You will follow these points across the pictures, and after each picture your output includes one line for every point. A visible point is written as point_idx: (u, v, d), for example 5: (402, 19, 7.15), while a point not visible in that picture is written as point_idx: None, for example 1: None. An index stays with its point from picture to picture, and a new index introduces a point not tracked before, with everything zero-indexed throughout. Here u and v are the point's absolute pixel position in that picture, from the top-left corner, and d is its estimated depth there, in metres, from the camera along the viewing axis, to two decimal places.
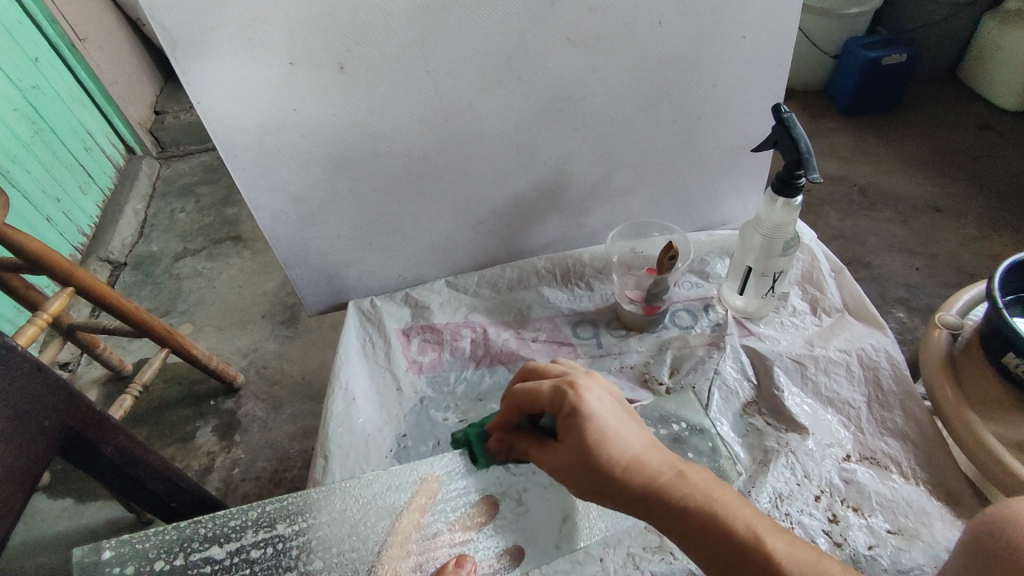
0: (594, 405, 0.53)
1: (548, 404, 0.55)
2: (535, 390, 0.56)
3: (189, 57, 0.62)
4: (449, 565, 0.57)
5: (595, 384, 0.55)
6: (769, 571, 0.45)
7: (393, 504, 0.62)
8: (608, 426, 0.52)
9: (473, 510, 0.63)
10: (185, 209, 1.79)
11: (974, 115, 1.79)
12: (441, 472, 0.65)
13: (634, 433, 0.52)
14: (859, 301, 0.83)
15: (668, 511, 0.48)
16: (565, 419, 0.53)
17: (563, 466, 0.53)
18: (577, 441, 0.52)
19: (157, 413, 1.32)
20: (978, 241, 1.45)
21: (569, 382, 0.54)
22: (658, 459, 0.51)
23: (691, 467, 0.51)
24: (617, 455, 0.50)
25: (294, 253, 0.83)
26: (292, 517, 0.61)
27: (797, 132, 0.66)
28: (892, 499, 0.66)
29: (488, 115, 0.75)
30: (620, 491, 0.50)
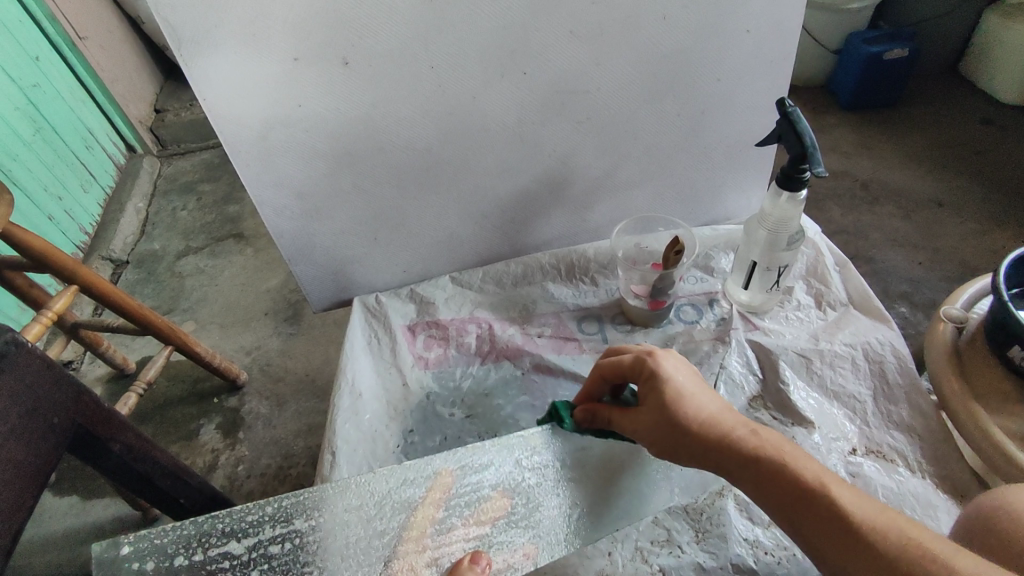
0: (672, 370, 0.58)
1: (629, 370, 0.60)
2: (618, 358, 0.61)
3: (194, 54, 0.62)
4: (464, 560, 0.56)
5: (672, 355, 0.60)
6: (831, 516, 0.46)
7: (408, 498, 0.62)
8: (689, 387, 0.57)
9: (488, 506, 0.63)
10: (186, 208, 1.79)
11: (976, 109, 1.79)
12: (455, 467, 0.65)
13: (711, 397, 0.57)
14: (864, 295, 0.83)
15: (740, 463, 0.51)
16: (645, 382, 0.59)
17: (645, 426, 0.57)
18: (658, 400, 0.57)
19: (161, 411, 1.32)
20: (980, 236, 1.45)
21: (648, 352, 0.60)
22: (731, 419, 0.54)
23: (766, 429, 0.53)
24: (696, 412, 0.55)
25: (299, 250, 0.83)
26: (309, 513, 0.60)
27: (802, 126, 0.66)
28: (899, 492, 0.66)
29: (492, 110, 0.75)
30: (698, 446, 0.54)
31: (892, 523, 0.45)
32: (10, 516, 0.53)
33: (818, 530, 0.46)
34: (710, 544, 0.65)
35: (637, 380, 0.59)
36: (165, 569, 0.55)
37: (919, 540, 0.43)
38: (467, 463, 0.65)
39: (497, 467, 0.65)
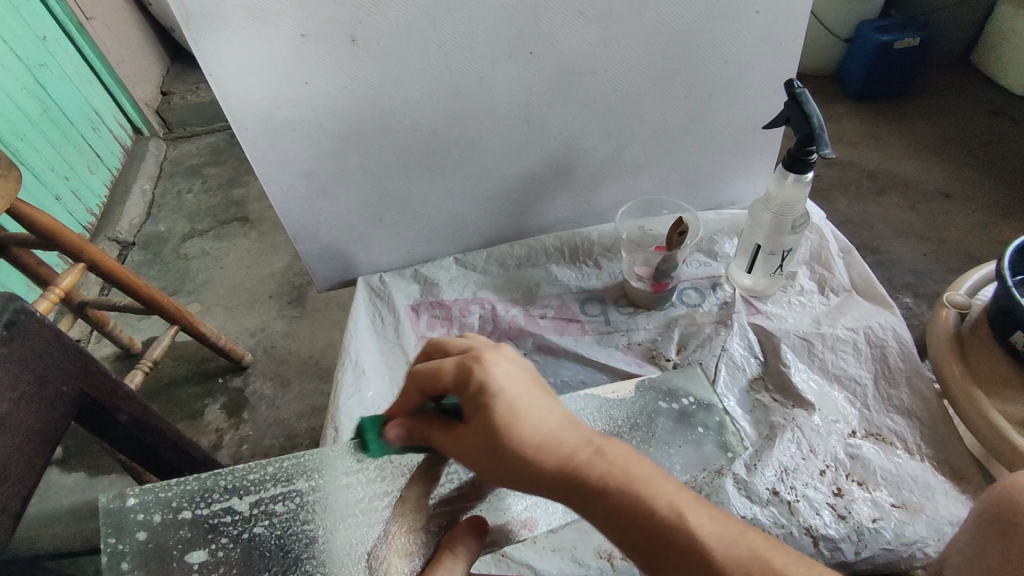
0: (499, 381, 0.47)
1: (450, 381, 0.48)
2: (426, 364, 0.50)
3: (201, 30, 0.62)
4: (465, 522, 0.55)
5: (501, 355, 0.49)
6: (686, 551, 0.41)
7: (408, 464, 0.63)
8: (512, 405, 0.46)
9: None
10: (192, 190, 1.80)
11: (986, 101, 1.77)
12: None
13: (556, 412, 0.47)
14: (868, 281, 0.83)
15: (586, 493, 0.44)
16: (460, 395, 0.48)
17: (468, 445, 0.48)
18: (484, 423, 0.46)
19: (166, 390, 1.34)
20: (986, 228, 1.45)
21: (473, 356, 0.48)
22: (580, 437, 0.46)
23: (617, 448, 0.46)
24: (523, 436, 0.45)
25: (304, 229, 0.84)
26: (311, 474, 0.62)
27: (809, 108, 0.66)
28: (897, 473, 0.67)
29: (497, 90, 0.75)
30: (540, 476, 0.45)
31: (751, 546, 0.42)
32: (22, 479, 0.54)
33: (674, 570, 0.41)
34: None
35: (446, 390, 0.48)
36: (171, 520, 0.57)
37: (783, 571, 0.41)
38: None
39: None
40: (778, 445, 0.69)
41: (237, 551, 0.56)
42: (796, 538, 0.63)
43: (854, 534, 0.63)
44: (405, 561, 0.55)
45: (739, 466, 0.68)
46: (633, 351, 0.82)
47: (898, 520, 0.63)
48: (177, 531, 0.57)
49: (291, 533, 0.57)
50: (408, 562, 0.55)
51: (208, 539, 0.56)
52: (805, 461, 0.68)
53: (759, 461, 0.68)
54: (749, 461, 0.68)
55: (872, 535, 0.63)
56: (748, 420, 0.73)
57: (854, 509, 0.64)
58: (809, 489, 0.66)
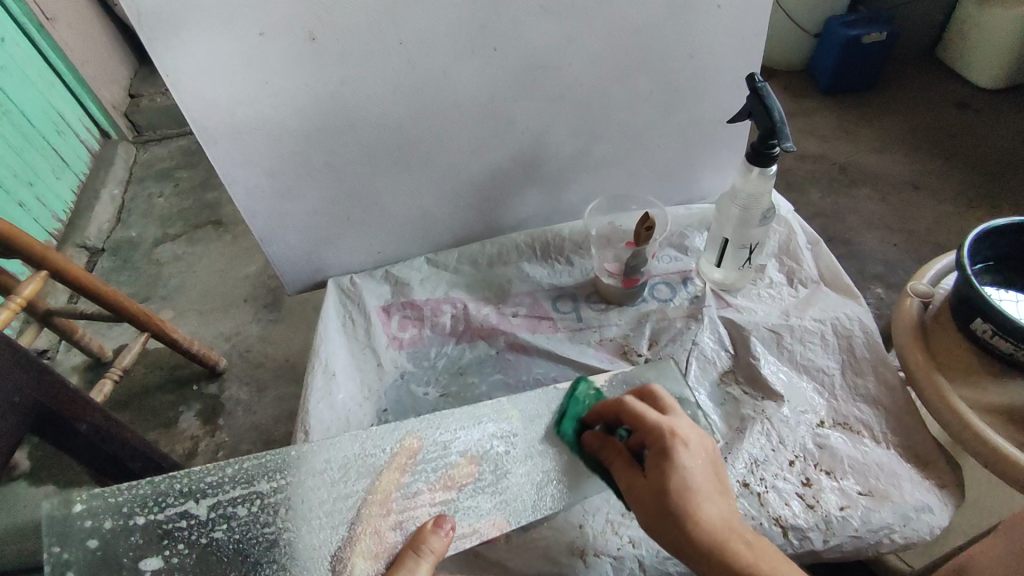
0: (689, 461, 0.53)
1: (651, 442, 0.55)
2: (644, 420, 0.56)
3: (156, 28, 0.60)
4: (428, 524, 0.58)
5: (690, 428, 0.55)
6: None
7: (375, 465, 0.64)
8: (704, 484, 0.51)
9: (452, 473, 0.64)
10: (163, 194, 1.76)
11: (952, 93, 1.81)
12: (423, 436, 0.66)
13: (721, 493, 0.52)
14: (835, 273, 0.84)
15: (727, 570, 0.48)
16: (654, 459, 0.54)
17: (642, 503, 0.53)
18: (660, 481, 0.52)
19: (139, 399, 1.31)
20: (954, 218, 1.47)
21: (671, 432, 0.54)
22: (730, 516, 0.51)
23: (757, 533, 0.51)
24: (703, 513, 0.50)
25: (271, 231, 0.82)
26: (274, 476, 0.62)
27: (770, 101, 0.67)
28: (864, 462, 0.68)
29: (462, 87, 0.74)
30: (689, 547, 0.50)
31: None
32: None
33: None
34: None
35: (653, 457, 0.54)
36: (123, 526, 0.58)
37: None
38: (435, 434, 0.66)
39: (464, 437, 0.67)
40: (745, 439, 0.70)
41: (193, 555, 0.57)
42: (765, 528, 0.63)
43: (823, 523, 0.63)
44: (370, 562, 0.58)
45: None
46: (605, 347, 0.82)
47: (864, 508, 0.64)
48: (130, 537, 0.57)
49: (250, 538, 0.58)
50: (373, 564, 0.57)
51: (162, 545, 0.57)
52: (774, 453, 0.69)
53: (728, 454, 0.69)
54: (719, 454, 0.69)
55: (840, 523, 0.63)
56: (718, 412, 0.73)
57: (822, 498, 0.65)
58: (778, 480, 0.67)
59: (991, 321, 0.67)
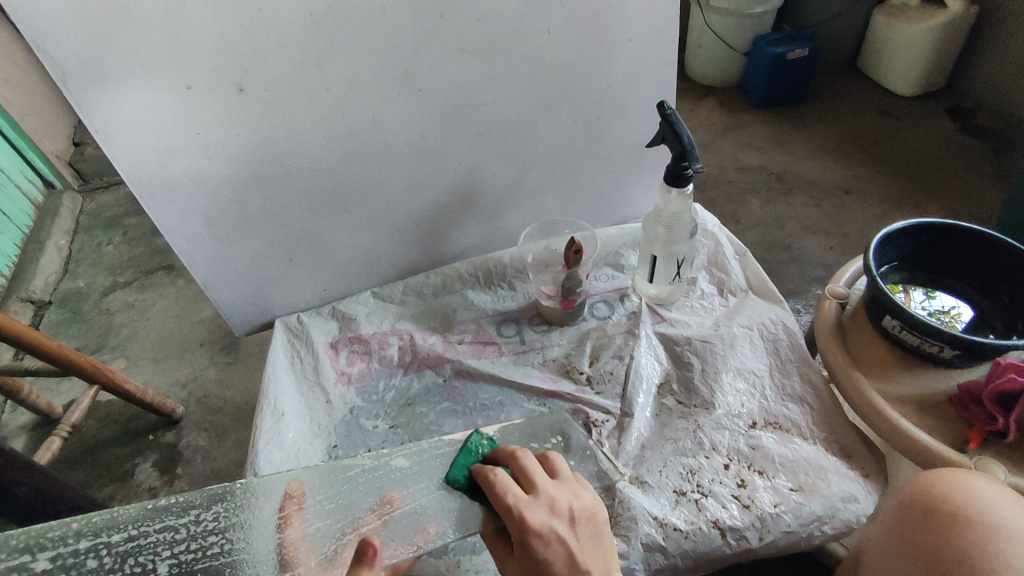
0: (542, 550, 0.52)
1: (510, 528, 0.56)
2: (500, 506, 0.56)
3: (81, 87, 0.62)
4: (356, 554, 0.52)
5: (543, 512, 0.55)
6: None
7: (268, 512, 0.65)
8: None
9: (314, 523, 0.64)
10: (112, 242, 1.73)
11: (874, 102, 1.92)
12: (285, 494, 0.66)
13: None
14: (761, 281, 0.89)
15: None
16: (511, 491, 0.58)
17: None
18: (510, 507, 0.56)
19: (92, 454, 1.28)
20: (882, 219, 1.56)
21: (521, 523, 0.54)
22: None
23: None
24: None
25: (213, 276, 0.83)
26: (180, 513, 0.64)
27: (679, 127, 0.72)
28: (794, 459, 0.71)
29: (391, 126, 0.77)
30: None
31: None
32: None
33: None
34: (623, 528, 0.66)
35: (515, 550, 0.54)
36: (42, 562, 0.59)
37: None
38: (305, 488, 0.67)
39: (333, 489, 0.67)
40: (679, 448, 0.73)
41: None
42: (704, 533, 0.66)
43: (758, 522, 0.66)
44: None
45: (647, 472, 0.71)
46: (548, 367, 0.84)
47: (796, 503, 0.67)
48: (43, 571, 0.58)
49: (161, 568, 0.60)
50: None
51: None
52: (709, 459, 0.72)
53: (665, 465, 0.72)
54: (657, 466, 0.72)
55: (774, 520, 0.66)
56: (654, 423, 0.77)
57: (756, 497, 0.68)
58: (714, 484, 0.70)
59: (898, 317, 0.72)
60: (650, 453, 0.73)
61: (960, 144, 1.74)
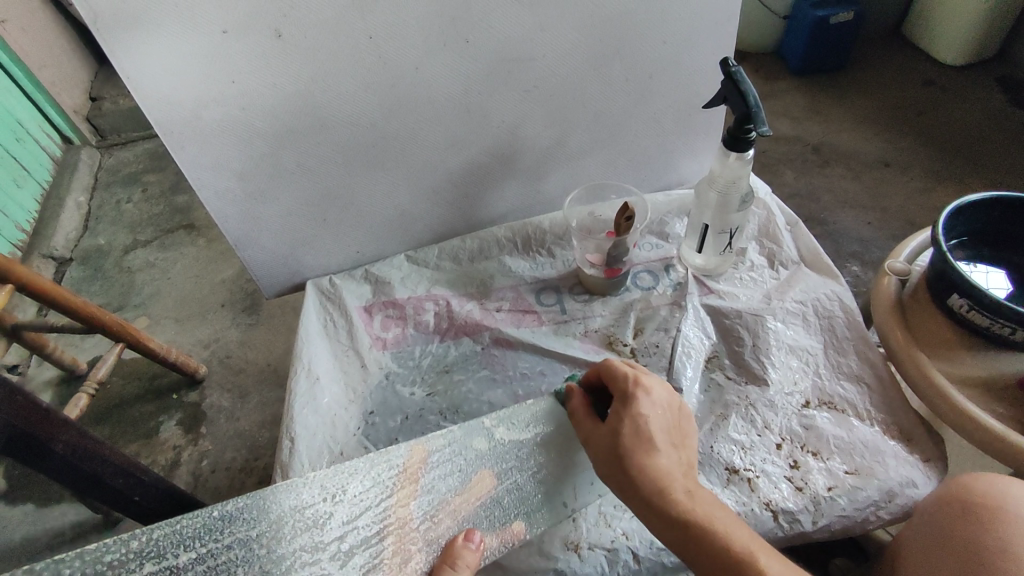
0: (648, 409, 0.56)
1: (615, 391, 0.59)
2: (613, 370, 0.60)
3: (112, 29, 0.58)
4: (458, 540, 0.56)
5: (657, 381, 0.59)
6: (713, 543, 0.49)
7: (386, 480, 0.58)
8: (655, 434, 0.54)
9: (403, 514, 0.57)
10: (131, 199, 1.70)
11: (919, 71, 1.83)
12: (360, 482, 0.57)
13: (673, 446, 0.55)
14: (814, 254, 0.85)
15: (665, 516, 0.51)
16: (617, 403, 0.57)
17: (599, 448, 0.56)
18: (617, 424, 0.56)
19: (117, 411, 1.28)
20: (924, 193, 1.50)
21: (636, 381, 0.58)
22: (677, 468, 0.53)
23: (701, 487, 0.53)
24: (649, 462, 0.53)
25: (244, 235, 0.80)
26: (250, 523, 0.53)
27: (745, 86, 0.66)
28: (849, 441, 0.69)
29: (434, 80, 0.72)
30: (634, 491, 0.53)
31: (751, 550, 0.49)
32: None
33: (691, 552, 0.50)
34: None
35: (615, 404, 0.57)
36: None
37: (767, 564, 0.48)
38: (381, 469, 0.59)
39: (410, 472, 0.59)
40: (730, 425, 0.71)
41: None
42: (756, 514, 0.64)
43: (812, 504, 0.64)
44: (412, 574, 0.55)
45: (695, 449, 0.69)
46: (590, 338, 0.82)
47: (851, 486, 0.65)
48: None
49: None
50: None
51: None
52: (760, 438, 0.70)
53: (714, 441, 0.70)
54: (706, 443, 0.70)
55: (828, 503, 0.64)
56: (702, 398, 0.74)
57: (810, 479, 0.66)
58: (767, 464, 0.68)
59: (967, 296, 0.67)
60: (699, 432, 0.71)
61: (1009, 116, 1.66)
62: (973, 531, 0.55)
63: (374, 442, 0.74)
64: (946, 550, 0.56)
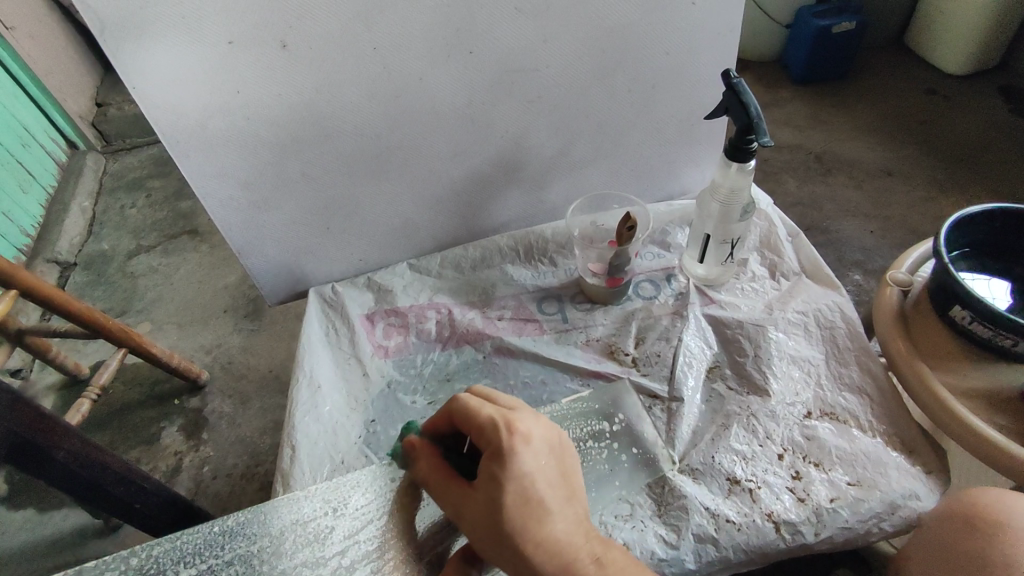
0: (532, 467, 0.49)
1: (486, 445, 0.51)
2: (475, 416, 0.52)
3: (120, 39, 0.59)
4: (462, 553, 0.54)
5: (532, 422, 0.52)
6: None
7: (388, 491, 0.58)
8: (544, 497, 0.49)
9: (405, 526, 0.56)
10: (135, 205, 1.71)
11: (921, 80, 1.83)
12: (362, 494, 0.58)
13: (564, 501, 0.50)
14: (816, 264, 0.86)
15: None
16: (486, 464, 0.50)
17: (478, 523, 0.49)
18: (490, 496, 0.49)
19: (119, 416, 1.28)
20: (926, 203, 1.50)
21: (508, 428, 0.50)
22: (573, 531, 0.49)
23: (604, 545, 0.50)
24: (545, 532, 0.48)
25: (247, 243, 0.81)
26: (251, 538, 0.54)
27: (746, 97, 0.67)
28: (852, 452, 0.68)
29: (438, 90, 0.73)
30: (527, 568, 0.48)
31: None
32: None
33: None
34: (673, 517, 0.65)
35: (487, 464, 0.50)
36: None
37: None
38: (383, 481, 0.59)
39: (412, 484, 0.59)
40: (731, 435, 0.71)
41: None
42: (758, 525, 0.64)
43: (813, 515, 0.64)
44: None
45: (697, 460, 0.69)
46: (592, 347, 0.82)
47: (854, 498, 0.65)
48: None
49: None
50: None
51: None
52: (762, 448, 0.70)
53: (716, 451, 0.70)
54: (708, 453, 0.70)
55: (830, 514, 0.64)
56: (704, 408, 0.74)
57: (812, 491, 0.66)
58: (768, 475, 0.68)
59: (969, 308, 0.67)
60: (700, 443, 0.71)
61: (1011, 126, 1.66)
62: (975, 544, 0.55)
63: (376, 450, 0.74)
64: (953, 565, 0.56)
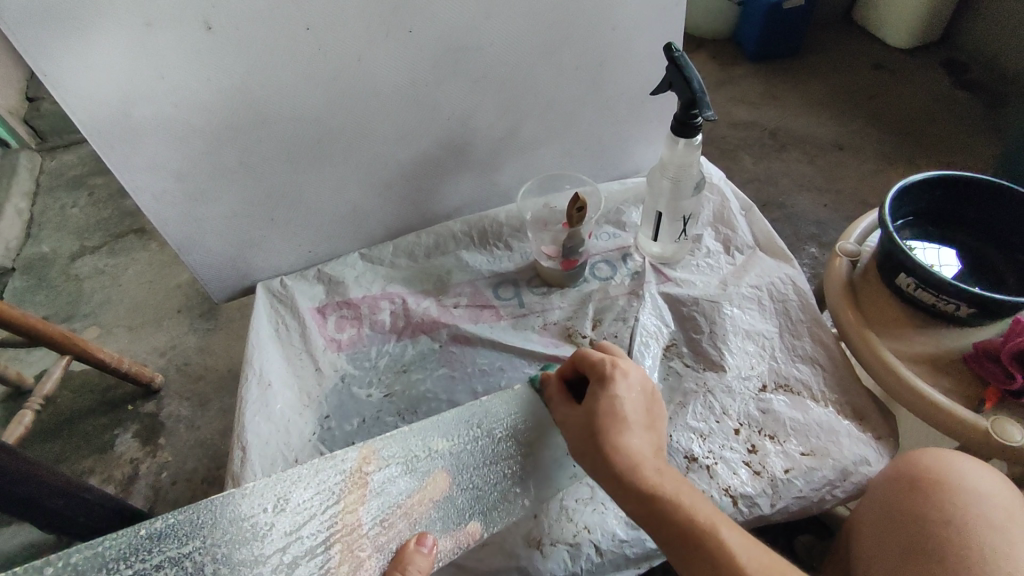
0: (624, 392, 0.56)
1: (592, 374, 0.59)
2: (588, 354, 0.60)
3: (24, 22, 0.54)
4: (409, 545, 0.55)
5: (635, 365, 0.59)
6: (678, 520, 0.49)
7: (331, 484, 0.57)
8: (630, 414, 0.54)
9: (350, 520, 0.56)
10: (77, 204, 1.63)
11: (869, 55, 1.87)
12: (305, 489, 0.57)
13: (646, 429, 0.55)
14: (768, 237, 0.86)
15: (631, 491, 0.51)
16: (592, 386, 0.57)
17: (573, 430, 0.56)
18: (590, 406, 0.56)
19: (69, 425, 1.22)
20: (877, 175, 1.53)
21: (614, 362, 0.58)
22: (649, 452, 0.53)
23: (675, 472, 0.53)
24: (623, 443, 0.53)
25: (187, 239, 0.77)
26: (182, 539, 0.52)
27: (689, 72, 0.66)
28: (804, 422, 0.69)
29: (379, 71, 0.70)
30: (603, 464, 0.53)
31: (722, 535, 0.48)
32: None
33: (666, 531, 0.49)
34: None
35: (593, 386, 0.58)
36: None
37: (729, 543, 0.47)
38: (327, 475, 0.58)
39: (357, 477, 0.58)
40: (689, 412, 0.71)
41: None
42: (716, 499, 0.64)
43: (769, 488, 0.65)
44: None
45: None
46: (549, 331, 0.81)
47: (807, 468, 0.66)
48: None
49: None
50: None
51: None
52: (718, 424, 0.70)
53: (674, 429, 0.70)
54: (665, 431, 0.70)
55: (785, 486, 0.65)
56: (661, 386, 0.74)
57: (768, 463, 0.67)
58: (725, 450, 0.68)
59: (915, 275, 0.68)
60: None
61: (954, 98, 1.70)
62: (925, 504, 0.56)
63: (331, 447, 0.72)
64: (893, 520, 0.57)
